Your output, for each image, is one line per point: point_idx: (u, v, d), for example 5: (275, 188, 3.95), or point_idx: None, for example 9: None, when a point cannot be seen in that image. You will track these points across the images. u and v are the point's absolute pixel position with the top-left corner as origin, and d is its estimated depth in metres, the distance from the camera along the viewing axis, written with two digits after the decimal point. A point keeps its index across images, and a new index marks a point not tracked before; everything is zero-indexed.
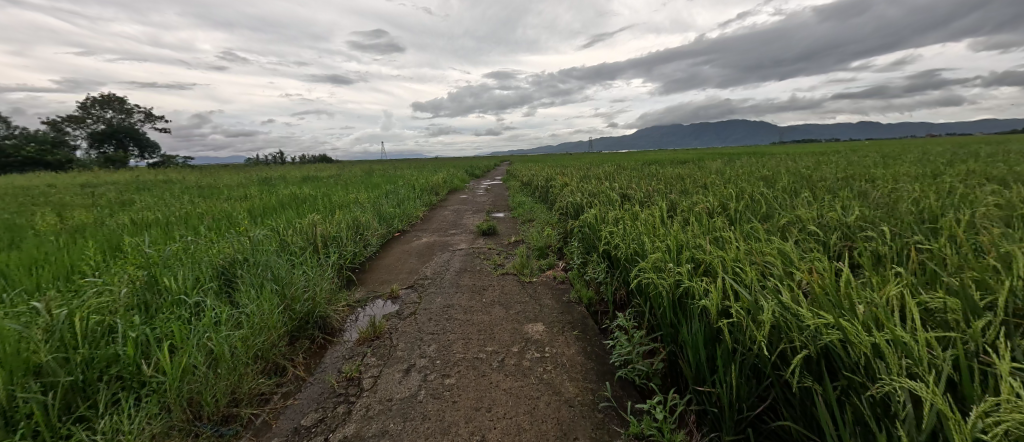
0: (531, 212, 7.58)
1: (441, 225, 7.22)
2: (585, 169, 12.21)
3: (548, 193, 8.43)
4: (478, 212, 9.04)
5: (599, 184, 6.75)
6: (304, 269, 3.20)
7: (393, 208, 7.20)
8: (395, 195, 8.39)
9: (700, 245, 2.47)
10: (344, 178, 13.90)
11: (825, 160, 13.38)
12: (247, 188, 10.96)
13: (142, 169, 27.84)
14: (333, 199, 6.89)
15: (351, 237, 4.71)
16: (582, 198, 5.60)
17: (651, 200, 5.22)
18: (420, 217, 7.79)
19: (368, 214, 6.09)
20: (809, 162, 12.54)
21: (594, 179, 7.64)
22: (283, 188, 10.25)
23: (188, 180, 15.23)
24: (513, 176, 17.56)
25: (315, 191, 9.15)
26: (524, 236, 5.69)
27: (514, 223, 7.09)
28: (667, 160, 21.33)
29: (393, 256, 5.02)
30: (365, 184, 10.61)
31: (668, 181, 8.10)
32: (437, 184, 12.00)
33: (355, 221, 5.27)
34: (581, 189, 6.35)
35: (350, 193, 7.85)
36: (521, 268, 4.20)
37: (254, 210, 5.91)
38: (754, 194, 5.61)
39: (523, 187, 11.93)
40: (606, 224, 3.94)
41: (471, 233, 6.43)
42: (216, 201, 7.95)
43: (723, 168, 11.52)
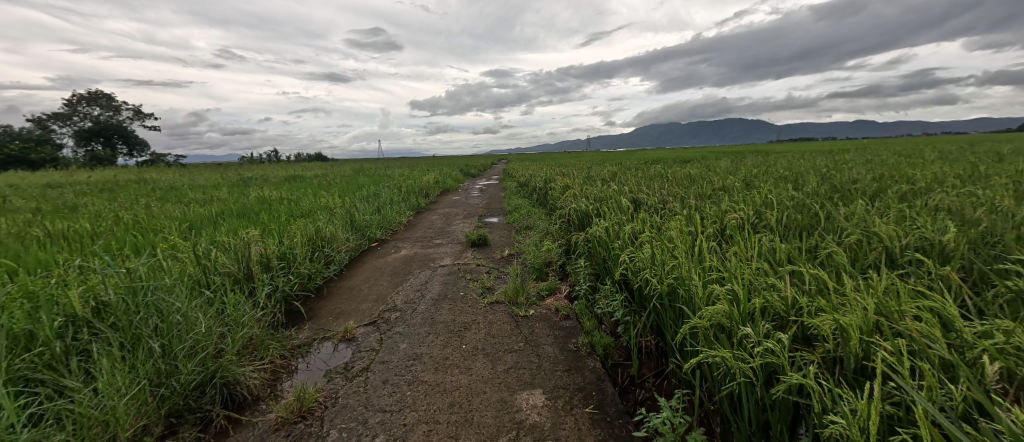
0: (528, 218, 6.74)
1: (425, 234, 6.31)
2: (587, 169, 11.32)
3: (547, 197, 7.57)
4: (469, 217, 8.16)
5: (606, 187, 5.92)
6: (210, 311, 2.32)
7: (371, 214, 6.36)
8: (375, 199, 7.49)
9: (783, 292, 1.62)
10: (328, 179, 12.95)
11: (843, 159, 12.56)
12: (216, 190, 9.93)
13: (126, 167, 26.70)
14: (300, 206, 6.01)
15: (306, 254, 3.87)
16: (587, 205, 4.76)
17: (669, 207, 4.42)
18: (403, 224, 6.91)
19: (337, 223, 5.26)
20: (827, 162, 11.69)
21: (599, 181, 6.81)
22: (254, 191, 9.26)
23: (162, 181, 14.15)
24: (511, 175, 16.65)
25: (287, 194, 8.20)
26: (519, 249, 4.87)
27: (508, 231, 6.22)
28: (672, 159, 20.45)
29: (360, 276, 4.14)
30: (347, 185, 9.70)
31: (683, 183, 7.25)
32: (426, 185, 11.07)
33: (317, 232, 4.42)
34: (585, 194, 5.51)
35: (323, 197, 6.94)
36: (514, 295, 3.35)
37: (201, 220, 5.02)
38: (789, 199, 4.80)
39: (519, 188, 11.03)
40: (622, 243, 3.08)
41: (459, 244, 5.55)
42: (169, 207, 6.98)
43: (736, 167, 10.70)
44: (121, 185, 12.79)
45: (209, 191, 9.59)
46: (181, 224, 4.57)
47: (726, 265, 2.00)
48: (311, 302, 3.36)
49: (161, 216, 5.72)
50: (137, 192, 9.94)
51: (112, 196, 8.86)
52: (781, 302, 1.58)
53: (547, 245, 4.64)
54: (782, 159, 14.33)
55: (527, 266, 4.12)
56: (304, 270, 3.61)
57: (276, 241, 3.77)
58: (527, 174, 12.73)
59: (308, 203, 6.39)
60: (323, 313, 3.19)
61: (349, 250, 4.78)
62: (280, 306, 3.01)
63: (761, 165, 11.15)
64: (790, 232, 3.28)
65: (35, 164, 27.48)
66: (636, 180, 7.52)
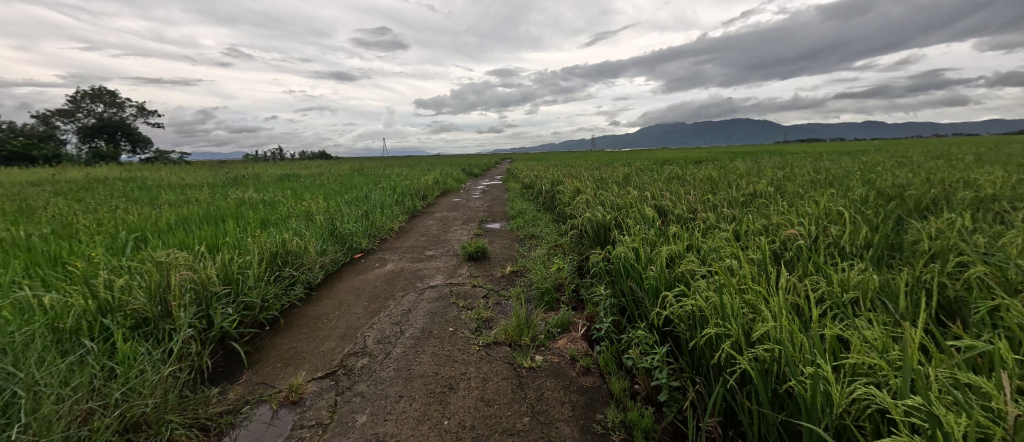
0: (534, 227, 6.01)
1: (417, 243, 5.58)
2: (597, 170, 10.52)
3: (555, 201, 6.83)
4: (469, 222, 7.39)
5: (625, 193, 5.15)
6: (76, 378, 1.64)
7: (356, 220, 5.63)
8: (365, 202, 6.77)
9: (1015, 415, 0.88)
10: (321, 179, 12.13)
11: (871, 160, 11.68)
12: (198, 191, 9.23)
13: (119, 164, 25.98)
14: (273, 212, 5.29)
15: (263, 276, 3.18)
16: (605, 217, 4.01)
17: (705, 219, 3.66)
18: (395, 231, 6.18)
19: (313, 232, 4.54)
20: (858, 163, 10.75)
21: (615, 185, 6.02)
22: (238, 192, 8.55)
23: (153, 179, 13.52)
24: (515, 176, 15.82)
25: (266, 197, 7.39)
26: (523, 265, 4.13)
27: (511, 242, 5.48)
28: (685, 159, 19.60)
29: (331, 302, 3.42)
30: (337, 187, 8.90)
31: (708, 186, 6.46)
32: (424, 186, 10.34)
33: (283, 244, 3.70)
34: (600, 201, 4.77)
35: (303, 201, 6.17)
36: (517, 334, 2.61)
37: (148, 232, 4.26)
38: (847, 209, 4.02)
39: (524, 191, 10.27)
40: (660, 272, 2.32)
41: (455, 256, 4.81)
42: (135, 211, 6.27)
43: (759, 169, 9.92)
44: (108, 183, 12.16)
45: (190, 192, 8.90)
46: (117, 237, 3.82)
47: (858, 333, 1.25)
48: (258, 342, 2.64)
49: (117, 222, 5.02)
50: (117, 191, 9.28)
51: (79, 198, 8.10)
52: (1008, 436, 0.88)
53: (558, 264, 3.90)
54: (804, 160, 13.45)
55: (533, 290, 3.37)
56: (253, 299, 2.88)
57: (223, 262, 3.06)
58: (533, 174, 11.99)
59: (286, 207, 5.67)
60: (270, 360, 2.46)
61: (322, 267, 4.05)
62: (208, 352, 2.29)
63: (785, 167, 10.36)
64: (878, 263, 2.52)
65: (36, 160, 27.11)
66: (654, 183, 6.75)
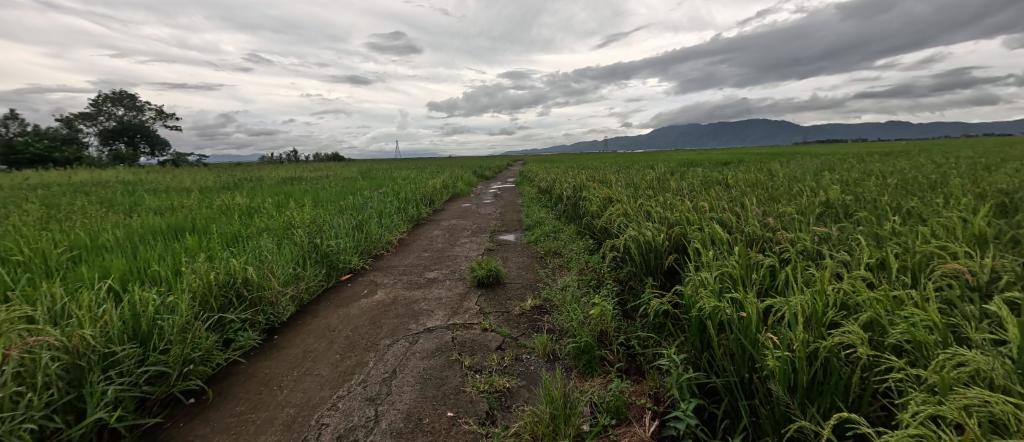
0: (555, 244, 5.07)
1: (417, 261, 4.68)
2: (622, 173, 9.55)
3: (580, 213, 5.89)
4: (479, 234, 6.45)
5: (670, 201, 4.19)
6: None
7: (345, 232, 4.77)
8: (360, 210, 5.92)
9: None
10: (322, 183, 11.26)
11: (928, 161, 10.48)
12: (188, 195, 8.51)
13: (129, 166, 25.72)
14: (246, 226, 4.46)
15: (193, 322, 2.33)
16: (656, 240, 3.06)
17: (796, 243, 2.69)
18: (393, 246, 5.29)
19: (286, 254, 3.68)
20: (918, 164, 9.53)
21: (654, 193, 5.04)
22: (227, 197, 7.78)
23: (155, 181, 12.97)
24: (530, 179, 14.86)
25: (248, 205, 6.46)
26: (547, 298, 3.20)
27: (529, 261, 4.56)
28: (709, 162, 18.45)
29: (292, 355, 2.54)
30: (334, 193, 7.99)
31: (763, 192, 5.43)
32: (431, 190, 9.47)
33: (234, 274, 2.84)
34: (641, 214, 3.82)
35: (286, 211, 5.27)
36: (551, 434, 1.67)
37: (76, 256, 3.39)
38: (983, 222, 3.00)
39: (540, 197, 9.33)
40: (800, 354, 1.37)
41: (461, 280, 3.90)
42: (100, 221, 5.50)
43: (805, 172, 8.84)
44: (107, 186, 11.58)
45: (175, 197, 8.15)
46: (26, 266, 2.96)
47: None
48: (163, 437, 1.79)
49: (63, 237, 4.25)
50: (106, 196, 8.64)
51: (45, 206, 7.23)
52: None
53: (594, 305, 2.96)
54: (847, 161, 12.23)
55: (566, 343, 2.43)
56: (167, 365, 2.04)
57: (132, 308, 2.22)
58: (549, 177, 11.05)
59: (264, 219, 4.81)
60: None
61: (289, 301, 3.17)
62: None
63: (835, 170, 9.22)
64: None
65: (54, 162, 27.17)
66: (696, 189, 5.76)
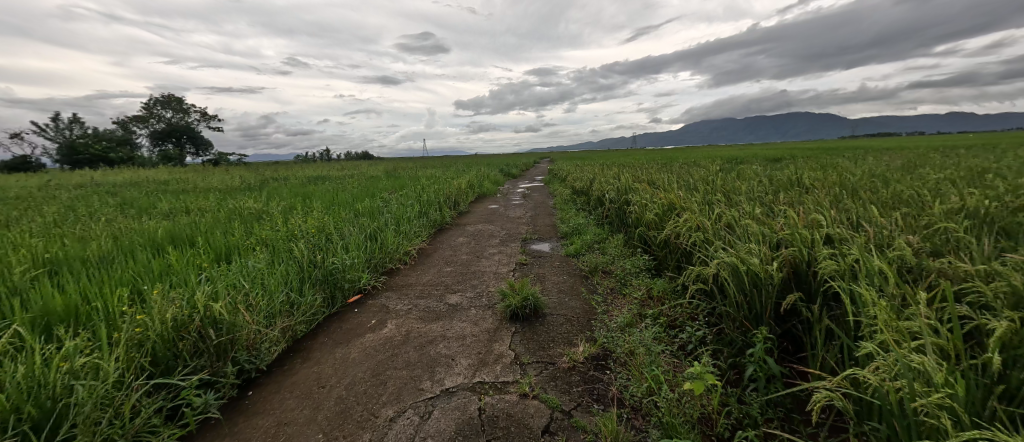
0: (601, 260, 4.25)
1: (438, 279, 3.99)
2: (666, 172, 8.59)
3: (628, 222, 5.03)
4: (509, 242, 5.70)
5: (757, 211, 3.29)
6: None
7: (357, 243, 4.11)
8: (378, 215, 5.27)
9: None
10: (342, 183, 10.73)
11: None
12: (204, 194, 8.11)
13: (165, 166, 26.38)
14: (244, 235, 3.86)
15: (120, 387, 1.70)
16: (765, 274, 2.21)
17: (991, 290, 1.83)
18: (412, 259, 4.61)
19: (283, 275, 3.04)
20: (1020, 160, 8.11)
21: (724, 199, 4.15)
22: (240, 198, 7.30)
23: (182, 179, 12.85)
24: (560, 179, 13.99)
25: (256, 207, 5.88)
26: (607, 345, 2.41)
27: (571, 283, 3.76)
28: (753, 159, 17.02)
29: (265, 428, 1.86)
30: (352, 195, 7.36)
31: (860, 199, 4.41)
32: (455, 191, 8.78)
33: (204, 308, 2.19)
34: (723, 232, 2.97)
35: (292, 216, 4.65)
36: None
37: (33, 276, 2.83)
38: None
39: (574, 199, 8.48)
40: None
41: (490, 309, 3.15)
42: (97, 225, 5.03)
43: (883, 172, 7.67)
44: (135, 183, 11.47)
45: (187, 198, 7.67)
46: None
47: None
48: None
49: (41, 243, 3.73)
50: (124, 194, 8.35)
51: (50, 206, 6.83)
52: None
53: (679, 367, 2.14)
54: (922, 158, 10.76)
55: (653, 438, 1.64)
56: None
57: (35, 366, 1.61)
58: (583, 176, 10.16)
59: (267, 226, 4.20)
60: None
61: (278, 339, 2.52)
62: None
63: (920, 170, 7.94)
64: None
65: (103, 162, 28.39)
66: (771, 194, 4.79)
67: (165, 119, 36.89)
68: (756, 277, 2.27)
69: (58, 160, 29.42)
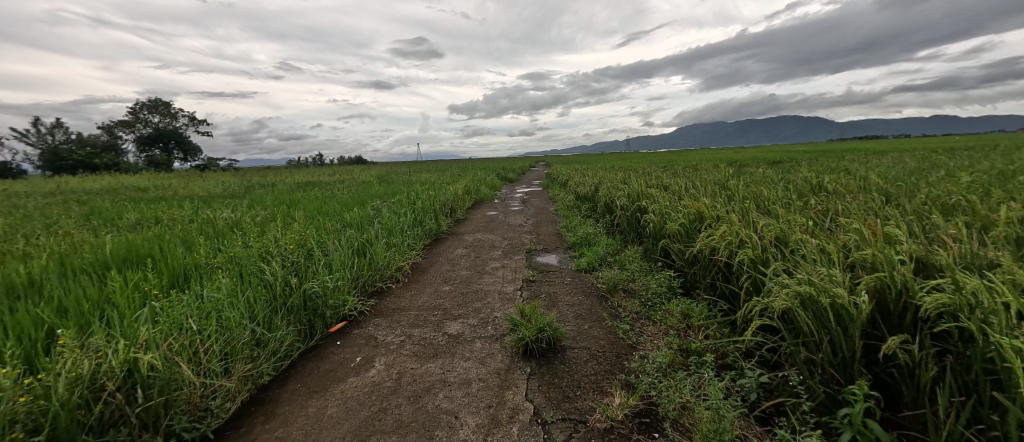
0: (620, 277, 3.78)
1: (435, 301, 3.49)
2: (673, 177, 8.17)
3: (646, 233, 4.57)
4: (512, 253, 5.20)
5: (807, 224, 2.84)
6: None
7: (344, 260, 3.60)
8: (368, 226, 4.76)
9: None
10: (330, 189, 10.12)
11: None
12: (179, 202, 7.47)
13: (149, 171, 25.57)
14: (211, 252, 3.33)
15: None
16: (857, 312, 1.75)
17: None
18: (405, 277, 4.09)
19: (253, 304, 2.53)
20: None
21: (755, 209, 3.72)
22: (217, 206, 6.69)
23: (159, 185, 12.11)
24: (559, 183, 13.53)
25: (231, 216, 5.29)
26: (654, 399, 1.95)
27: (589, 306, 3.27)
28: (752, 162, 16.71)
29: None
30: (339, 203, 6.80)
31: (902, 207, 4.00)
32: (452, 197, 8.25)
33: (132, 361, 1.68)
34: (775, 252, 2.53)
35: (268, 228, 4.10)
36: None
37: None
38: None
39: (577, 205, 8.02)
40: None
41: (498, 342, 2.65)
42: (45, 239, 4.42)
43: (900, 176, 7.32)
44: (111, 190, 10.76)
45: (157, 206, 7.02)
46: None
47: None
48: None
49: None
50: (92, 202, 7.69)
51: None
52: None
53: (753, 433, 1.70)
54: (929, 163, 10.49)
55: None
56: None
57: None
58: (586, 181, 9.68)
59: (239, 240, 3.67)
60: None
61: (240, 391, 2.03)
62: None
63: (940, 174, 7.59)
64: None
65: (86, 168, 27.46)
66: (802, 202, 4.35)
67: (152, 124, 35.96)
68: (842, 314, 1.81)
69: (39, 166, 28.41)
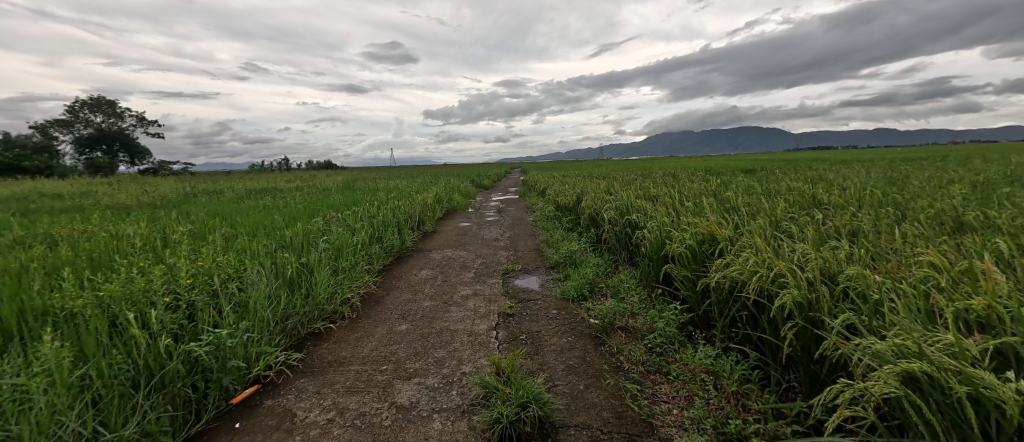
0: (616, 311, 3.12)
1: (385, 347, 2.72)
2: (657, 187, 7.68)
3: (640, 254, 3.94)
4: (485, 275, 4.47)
5: (854, 252, 2.26)
6: None
7: (265, 297, 2.78)
8: (310, 244, 3.92)
9: None
10: (284, 198, 9.08)
11: (1006, 176, 8.81)
12: (91, 213, 6.30)
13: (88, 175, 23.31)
14: (75, 284, 2.45)
15: None
16: (1015, 411, 1.13)
17: None
18: (352, 313, 3.29)
19: (101, 384, 1.73)
20: (1011, 181, 7.82)
21: (771, 228, 3.16)
22: (134, 219, 5.60)
23: (84, 191, 10.64)
24: (535, 192, 12.92)
25: (140, 232, 4.31)
26: None
27: (582, 355, 2.59)
28: (726, 171, 16.71)
29: None
30: (286, 215, 5.89)
31: (924, 224, 3.54)
32: (419, 207, 7.43)
33: None
34: (830, 295, 1.93)
35: (174, 253, 3.22)
36: None
37: None
38: None
39: (557, 217, 7.40)
40: None
41: (464, 419, 1.92)
42: None
43: (888, 188, 7.07)
44: (23, 198, 9.30)
45: (62, 218, 5.87)
46: None
47: None
48: None
49: None
50: None
51: None
52: None
53: None
54: (901, 175, 10.52)
55: None
56: None
57: None
58: (565, 190, 9.07)
59: (125, 267, 2.79)
60: None
61: None
62: None
63: (927, 187, 7.39)
64: None
65: (14, 172, 24.75)
66: (815, 219, 3.84)
67: (95, 124, 33.09)
68: (983, 412, 1.20)
69: None
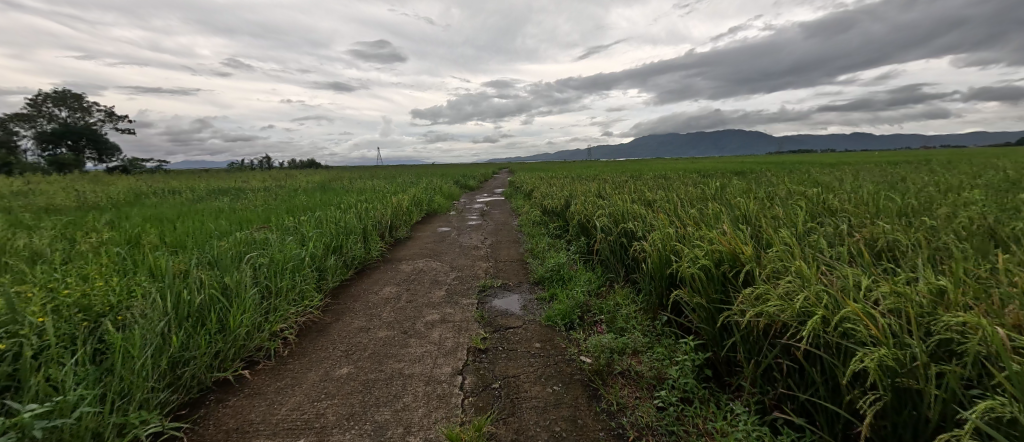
0: (614, 346, 2.51)
1: (313, 405, 2.05)
2: (652, 189, 7.13)
3: (640, 271, 3.35)
4: (459, 293, 3.83)
5: (934, 286, 1.69)
6: None
7: (147, 340, 2.07)
8: (242, 257, 3.22)
9: None
10: (246, 198, 8.28)
11: (1008, 181, 8.49)
12: (5, 215, 5.44)
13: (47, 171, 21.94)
14: None
15: None
16: None
17: None
18: (282, 351, 2.60)
19: None
20: (1017, 187, 7.47)
21: (801, 245, 2.60)
22: (50, 223, 4.79)
23: (24, 189, 9.64)
24: (521, 194, 12.30)
25: (35, 241, 3.54)
26: None
27: (572, 416, 1.97)
28: (716, 173, 16.33)
29: None
30: (235, 220, 5.15)
31: (971, 239, 3.02)
32: (392, 211, 6.72)
33: None
34: (926, 360, 1.37)
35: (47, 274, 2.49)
36: None
37: None
38: None
39: (544, 222, 6.80)
40: None
41: None
42: None
43: (897, 193, 6.63)
44: None
45: None
46: None
47: None
48: None
49: None
50: None
51: None
52: None
53: None
54: (898, 179, 10.17)
55: None
56: None
57: None
58: (553, 192, 8.48)
59: None
60: None
61: None
62: None
63: (938, 192, 6.94)
64: None
65: None
66: (844, 232, 3.27)
67: (59, 119, 31.35)
68: None
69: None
